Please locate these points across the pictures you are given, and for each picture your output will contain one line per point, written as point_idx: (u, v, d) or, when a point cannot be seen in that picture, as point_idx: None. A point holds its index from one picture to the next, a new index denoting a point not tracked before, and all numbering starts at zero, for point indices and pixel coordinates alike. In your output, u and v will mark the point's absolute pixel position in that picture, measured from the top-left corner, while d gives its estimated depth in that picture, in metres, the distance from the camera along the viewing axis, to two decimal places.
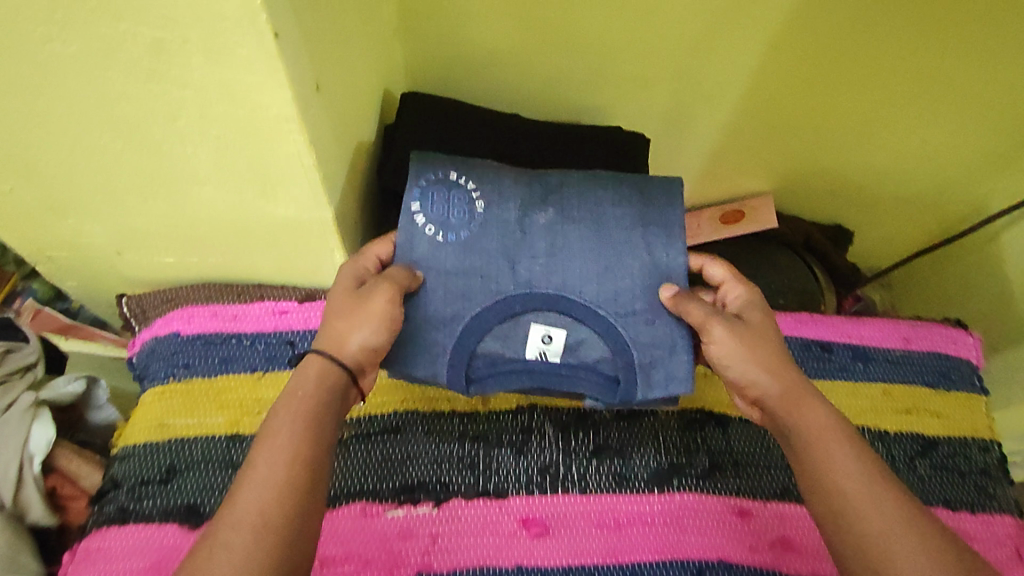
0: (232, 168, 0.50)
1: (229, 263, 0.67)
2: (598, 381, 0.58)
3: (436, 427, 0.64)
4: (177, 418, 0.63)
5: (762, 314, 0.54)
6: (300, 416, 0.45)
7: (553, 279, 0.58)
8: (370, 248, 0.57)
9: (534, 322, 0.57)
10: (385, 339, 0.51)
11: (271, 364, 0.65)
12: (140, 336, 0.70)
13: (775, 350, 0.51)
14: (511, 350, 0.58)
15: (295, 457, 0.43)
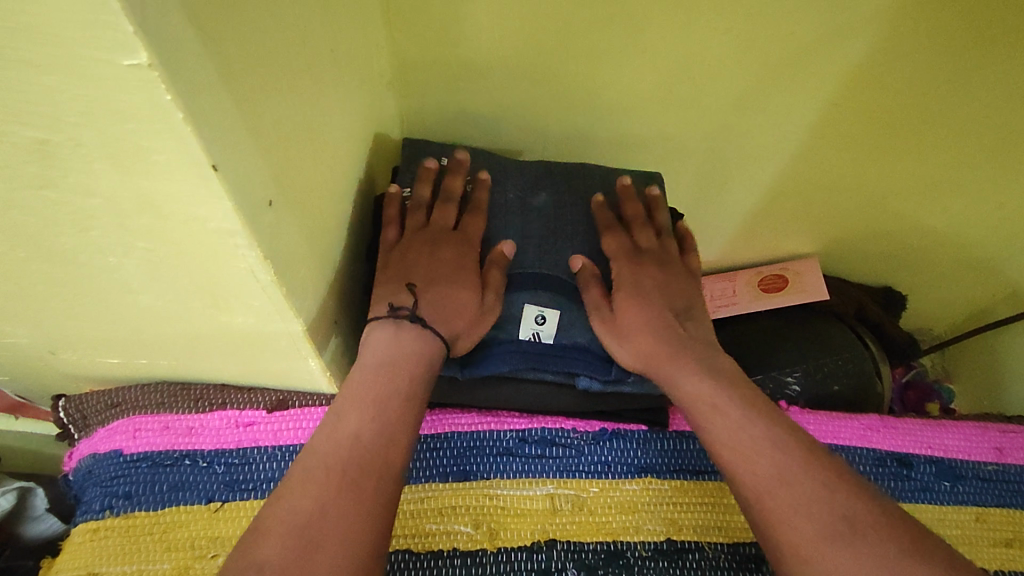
0: (171, 278, 0.40)
1: (182, 365, 0.55)
2: (592, 361, 0.56)
3: (433, 572, 0.51)
4: (111, 565, 0.51)
5: (638, 296, 0.56)
6: (410, 381, 0.49)
7: (546, 259, 0.58)
8: (438, 211, 0.57)
9: (526, 303, 0.56)
10: (469, 306, 0.53)
11: (231, 492, 0.53)
12: (78, 448, 0.58)
13: (648, 333, 0.54)
14: (502, 332, 0.55)
15: (404, 421, 0.48)
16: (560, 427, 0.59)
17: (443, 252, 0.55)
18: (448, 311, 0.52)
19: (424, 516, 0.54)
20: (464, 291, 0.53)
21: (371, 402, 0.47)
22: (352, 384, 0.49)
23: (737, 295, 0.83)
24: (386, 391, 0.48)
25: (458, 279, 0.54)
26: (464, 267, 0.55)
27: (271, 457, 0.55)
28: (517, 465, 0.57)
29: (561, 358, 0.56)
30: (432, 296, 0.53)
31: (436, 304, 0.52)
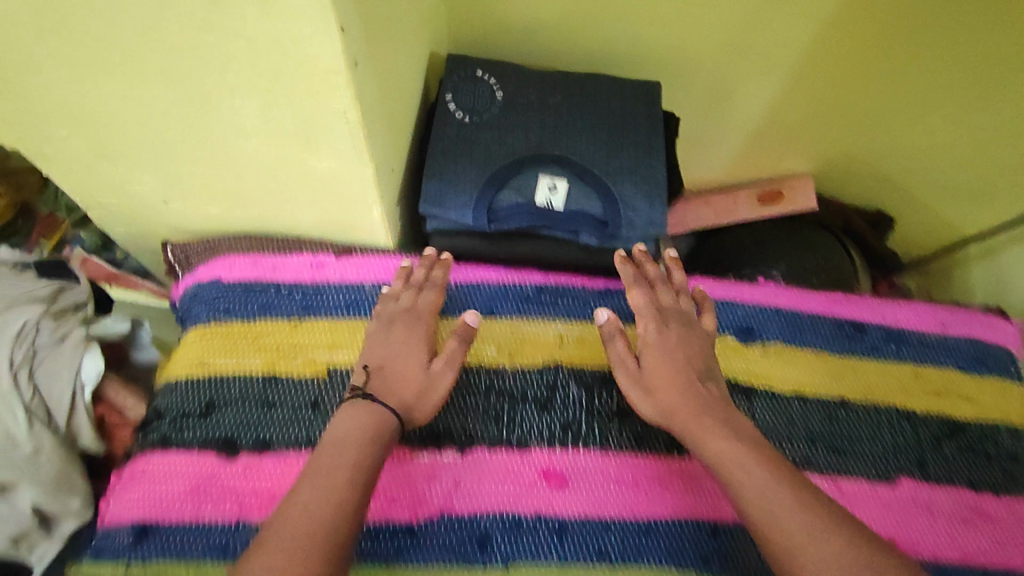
0: (280, 118, 0.53)
1: (270, 214, 0.69)
2: (590, 225, 0.65)
3: (463, 380, 0.65)
4: (216, 358, 0.65)
5: (662, 350, 0.57)
6: (362, 450, 0.51)
7: (560, 145, 0.67)
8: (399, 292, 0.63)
9: (541, 174, 0.65)
10: (417, 373, 0.57)
11: (307, 312, 0.67)
12: (183, 281, 0.73)
13: (672, 390, 0.55)
14: (522, 197, 0.65)
15: (354, 485, 0.48)
16: (571, 282, 0.70)
17: (401, 329, 0.60)
18: (400, 384, 0.56)
19: None
20: (412, 361, 0.58)
21: (319, 474, 0.48)
22: (316, 453, 0.51)
23: (737, 207, 0.92)
24: (342, 459, 0.50)
25: (411, 353, 0.58)
26: (415, 342, 0.59)
27: (338, 290, 0.69)
28: (535, 308, 0.69)
29: (568, 221, 0.64)
30: (386, 371, 0.56)
31: (387, 377, 0.56)
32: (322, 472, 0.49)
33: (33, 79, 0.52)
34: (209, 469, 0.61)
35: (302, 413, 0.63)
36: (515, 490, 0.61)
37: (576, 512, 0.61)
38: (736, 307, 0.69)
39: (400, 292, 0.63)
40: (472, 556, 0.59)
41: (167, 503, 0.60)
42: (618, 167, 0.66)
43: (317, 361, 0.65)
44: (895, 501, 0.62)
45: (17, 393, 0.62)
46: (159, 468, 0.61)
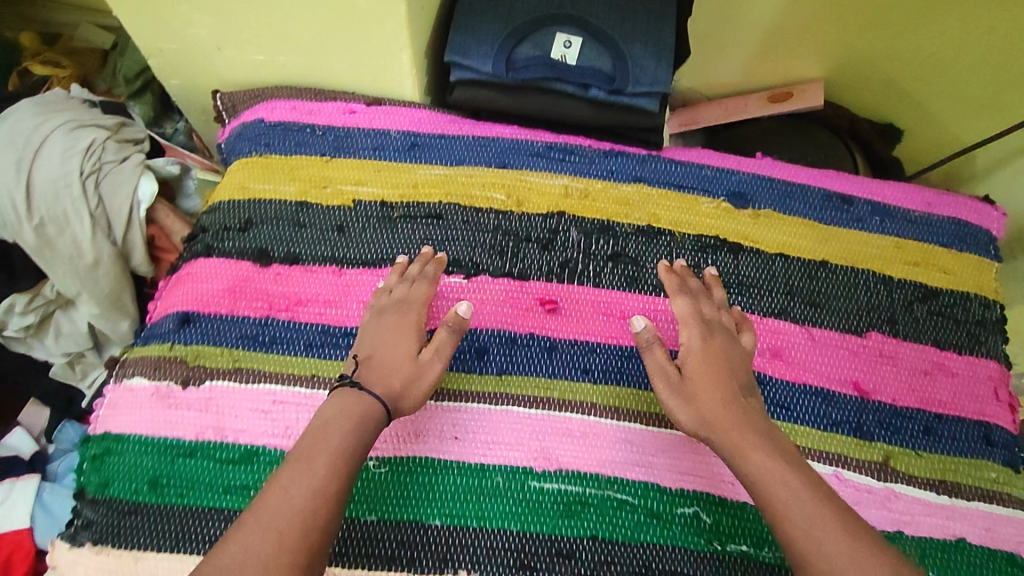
0: None
1: (311, 61, 0.76)
2: (599, 77, 0.71)
3: (474, 219, 0.72)
4: (256, 183, 0.73)
5: (704, 359, 0.60)
6: (346, 435, 0.53)
7: (578, 7, 0.72)
8: (394, 283, 0.65)
9: (558, 31, 0.71)
10: (405, 364, 0.59)
11: (337, 152, 0.74)
12: (230, 124, 0.80)
13: (714, 401, 0.57)
14: (539, 51, 0.71)
15: (335, 471, 0.51)
16: (579, 143, 0.76)
17: (393, 320, 0.62)
18: (390, 375, 0.58)
19: (472, 185, 0.73)
20: (402, 350, 0.60)
21: (304, 458, 0.51)
22: (308, 435, 0.54)
23: (748, 105, 0.97)
24: (328, 443, 0.52)
25: (401, 347, 0.60)
26: (404, 330, 0.62)
27: (366, 135, 0.75)
28: (544, 163, 0.75)
29: (580, 72, 0.71)
30: (375, 361, 0.60)
31: (377, 370, 0.59)
32: (307, 457, 0.51)
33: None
34: (245, 274, 0.68)
35: (328, 234, 0.70)
36: (513, 313, 0.68)
37: (567, 335, 0.67)
38: (732, 175, 0.75)
39: (394, 285, 0.65)
40: (471, 363, 0.65)
41: (207, 298, 0.67)
42: (629, 30, 0.71)
43: (343, 192, 0.72)
44: (862, 351, 0.67)
45: (86, 199, 0.72)
46: (203, 269, 0.68)
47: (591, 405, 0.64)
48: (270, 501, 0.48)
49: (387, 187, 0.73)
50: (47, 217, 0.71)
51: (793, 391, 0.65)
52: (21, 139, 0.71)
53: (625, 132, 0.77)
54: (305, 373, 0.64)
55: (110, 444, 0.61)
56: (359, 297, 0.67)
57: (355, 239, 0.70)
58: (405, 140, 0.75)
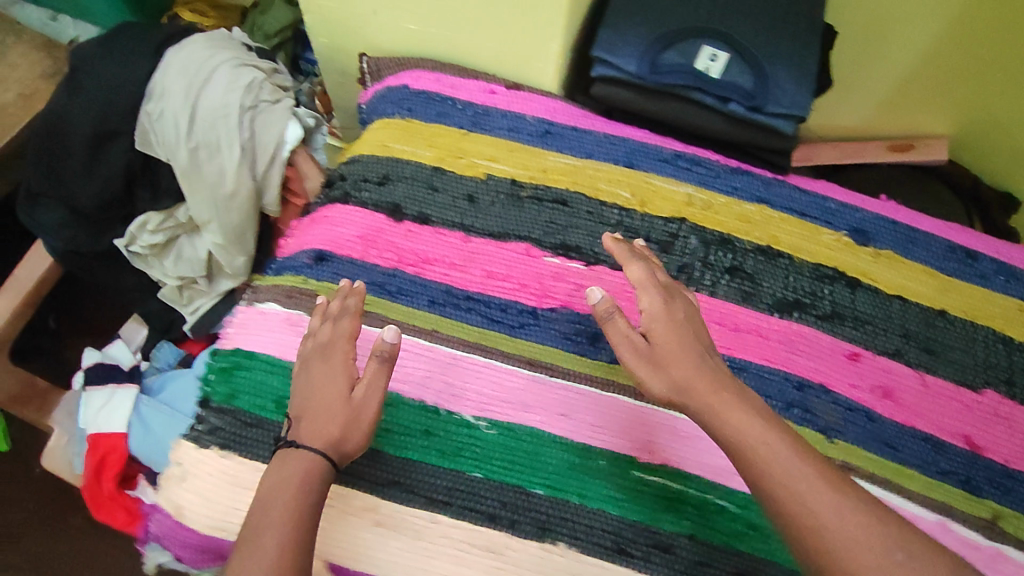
0: None
1: (459, 39, 0.79)
2: (739, 93, 0.72)
3: (599, 211, 0.74)
4: (397, 143, 0.76)
5: (669, 322, 0.53)
6: (290, 502, 0.50)
7: (725, 23, 0.73)
8: (316, 324, 0.60)
9: (704, 44, 0.73)
10: (336, 402, 0.54)
11: (475, 127, 0.78)
12: (373, 87, 0.84)
13: (688, 364, 0.51)
14: (684, 59, 0.73)
15: (286, 544, 0.48)
16: (706, 156, 0.77)
17: (319, 364, 0.57)
18: (325, 424, 0.53)
19: (599, 179, 0.76)
20: (331, 390, 0.55)
21: (252, 536, 0.48)
22: (251, 513, 0.50)
23: (867, 150, 0.97)
24: (271, 517, 0.49)
25: (328, 391, 0.55)
26: (332, 374, 0.56)
27: (503, 116, 0.78)
28: (670, 169, 0.77)
29: (722, 85, 0.72)
30: (308, 416, 0.54)
31: (312, 427, 0.54)
32: (251, 539, 0.48)
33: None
34: (379, 225, 0.71)
35: (459, 202, 0.73)
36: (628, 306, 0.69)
37: None
38: (855, 212, 0.76)
39: (317, 327, 0.60)
40: (585, 346, 0.66)
41: (341, 241, 0.70)
42: (776, 52, 0.72)
43: (476, 165, 0.75)
44: (976, 406, 0.66)
45: (239, 131, 0.77)
46: (338, 214, 0.72)
47: None
48: None
49: (518, 167, 0.76)
50: (202, 142, 0.77)
51: (901, 433, 0.64)
52: (199, 69, 0.76)
53: (753, 151, 0.78)
54: (428, 327, 0.66)
55: (240, 359, 0.64)
56: (482, 266, 0.70)
57: (484, 211, 0.73)
58: (540, 127, 0.78)
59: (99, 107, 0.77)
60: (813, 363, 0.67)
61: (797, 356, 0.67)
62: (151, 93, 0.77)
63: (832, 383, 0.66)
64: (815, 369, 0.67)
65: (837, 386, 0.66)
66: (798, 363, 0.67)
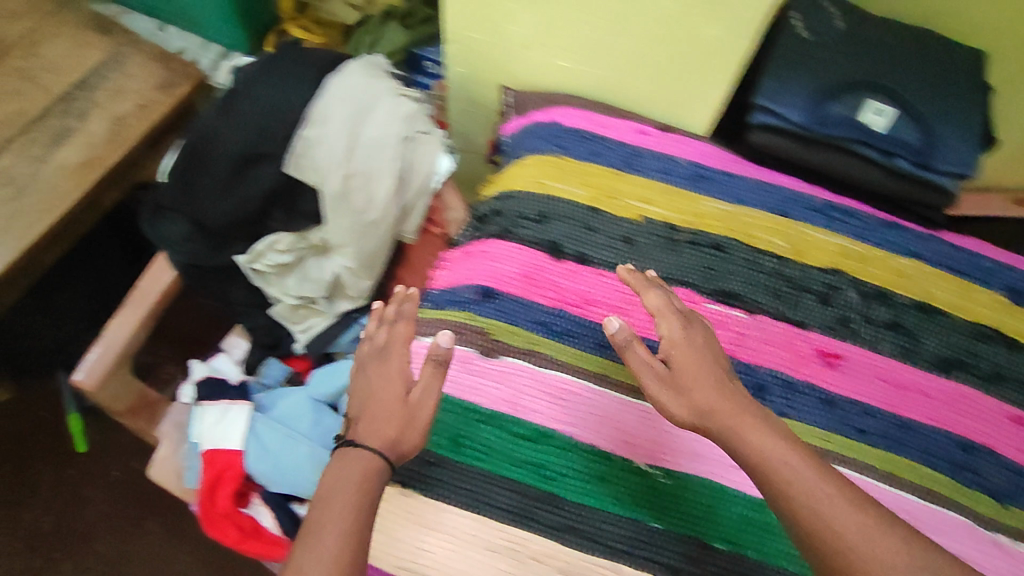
0: None
1: (613, 79, 0.79)
2: (906, 149, 0.72)
3: (756, 259, 0.74)
4: (551, 181, 0.76)
5: (690, 349, 0.53)
6: (350, 500, 0.52)
7: (891, 77, 0.72)
8: (376, 330, 0.66)
9: (870, 99, 0.72)
10: (393, 402, 0.59)
11: (628, 167, 0.78)
12: (516, 121, 0.84)
13: (704, 387, 0.51)
14: (849, 113, 0.72)
15: (347, 540, 0.50)
16: (857, 208, 0.78)
17: (376, 367, 0.62)
18: (382, 426, 0.57)
19: (753, 227, 0.76)
20: (389, 392, 0.60)
21: (315, 531, 0.50)
22: (313, 508, 0.53)
23: (991, 204, 0.97)
24: (331, 514, 0.51)
25: (387, 396, 0.59)
26: (391, 377, 0.61)
27: (655, 158, 0.79)
28: (822, 220, 0.77)
29: (889, 140, 0.72)
30: (367, 416, 0.59)
31: (370, 426, 0.58)
32: (311, 535, 0.50)
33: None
34: (539, 262, 0.72)
35: (616, 243, 0.73)
36: (792, 357, 0.70)
37: (841, 391, 0.69)
38: (1009, 271, 0.77)
39: (375, 331, 0.66)
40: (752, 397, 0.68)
41: (503, 277, 0.71)
42: (943, 108, 0.72)
43: (631, 207, 0.75)
44: None
45: (398, 162, 0.77)
46: (498, 251, 0.73)
47: (869, 467, 0.65)
48: None
49: (674, 211, 0.76)
50: (358, 171, 0.77)
51: None
52: (363, 98, 0.76)
53: (907, 205, 0.78)
54: (597, 369, 0.67)
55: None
56: None
57: (642, 253, 0.73)
58: (692, 171, 0.78)
59: (254, 131, 0.78)
60: (980, 425, 0.68)
61: (962, 418, 0.68)
62: (310, 118, 0.76)
63: (999, 446, 0.67)
64: (981, 432, 0.68)
65: (1005, 449, 0.67)
66: (964, 424, 0.68)
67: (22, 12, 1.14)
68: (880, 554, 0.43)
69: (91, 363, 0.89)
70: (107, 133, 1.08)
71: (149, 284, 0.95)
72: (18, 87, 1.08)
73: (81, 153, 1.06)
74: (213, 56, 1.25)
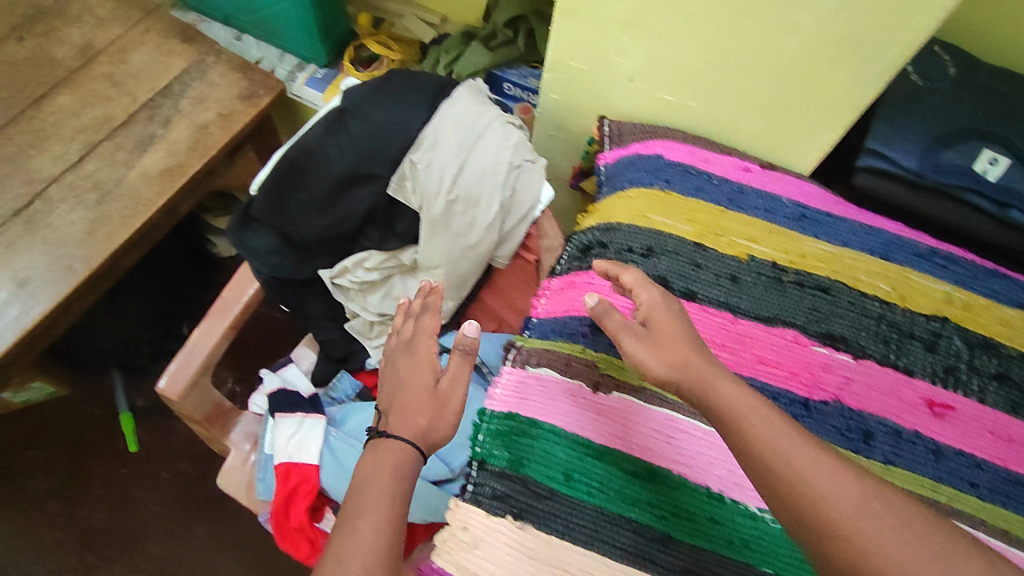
0: (832, 27, 0.64)
1: (719, 116, 0.80)
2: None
3: (861, 302, 0.74)
4: (657, 215, 0.76)
5: (667, 314, 0.58)
6: (386, 488, 0.64)
7: (1007, 126, 0.74)
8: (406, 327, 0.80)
9: (986, 148, 0.73)
10: (419, 388, 0.72)
11: (732, 204, 0.78)
12: (615, 151, 0.84)
13: (678, 348, 0.55)
14: (965, 161, 0.73)
15: (382, 526, 0.61)
16: (961, 255, 0.78)
17: (405, 360, 0.76)
18: (414, 416, 0.70)
19: (858, 270, 0.76)
20: (416, 382, 0.73)
21: (353, 518, 0.61)
22: (351, 499, 0.63)
23: None
24: (368, 502, 0.62)
25: (417, 383, 0.73)
26: (416, 369, 0.75)
27: (759, 196, 0.79)
28: (927, 266, 0.77)
29: (1007, 191, 0.72)
30: (397, 408, 0.72)
31: (401, 416, 0.71)
32: (353, 511, 0.62)
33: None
34: None
35: (723, 281, 0.74)
36: (898, 405, 0.69)
37: (949, 442, 0.67)
38: None
39: (401, 325, 0.80)
40: (859, 445, 0.67)
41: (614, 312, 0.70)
42: None
43: (736, 244, 0.76)
44: None
45: (503, 189, 0.77)
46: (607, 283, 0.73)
47: (980, 521, 0.64)
48: (346, 564, 0.58)
49: (778, 250, 0.76)
50: (462, 196, 0.77)
51: None
52: (474, 126, 0.77)
53: (1014, 256, 0.78)
54: None
55: (521, 426, 0.66)
56: (754, 350, 0.71)
57: (749, 292, 0.73)
58: (796, 210, 0.78)
59: (361, 151, 0.78)
60: None
61: None
62: (419, 142, 0.77)
63: None
64: None
65: None
66: None
67: (109, 20, 1.16)
68: (840, 503, 0.43)
69: (172, 372, 0.90)
70: (189, 141, 1.08)
71: (231, 294, 0.96)
72: (107, 94, 1.10)
73: (164, 160, 1.06)
74: (288, 67, 1.27)
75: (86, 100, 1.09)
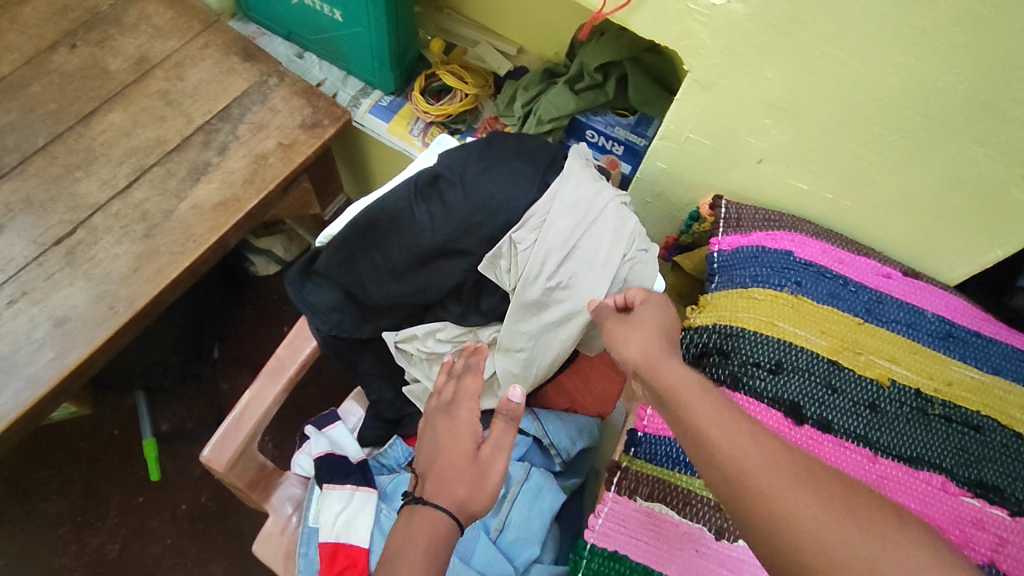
0: None
1: (858, 212, 0.72)
2: None
3: (1014, 445, 0.63)
4: (786, 323, 0.67)
5: (655, 312, 0.61)
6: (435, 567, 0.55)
7: None
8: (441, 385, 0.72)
9: None
10: (457, 453, 0.63)
11: (870, 316, 0.69)
12: (734, 238, 0.74)
13: (647, 335, 0.58)
14: None
15: None
16: None
17: (443, 423, 0.67)
18: (451, 484, 0.61)
19: (1011, 404, 0.66)
20: (456, 449, 0.64)
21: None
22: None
23: None
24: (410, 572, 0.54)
25: (456, 446, 0.64)
26: (458, 434, 0.65)
27: (899, 307, 0.70)
28: None
29: None
30: (434, 473, 0.63)
31: (437, 483, 0.62)
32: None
33: (837, 22, 0.56)
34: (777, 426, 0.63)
35: (860, 410, 0.64)
36: None
37: None
38: None
39: (442, 385, 0.72)
40: None
41: None
42: None
43: (876, 365, 0.66)
44: None
45: (613, 282, 0.68)
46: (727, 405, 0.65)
47: None
48: None
49: (922, 375, 0.66)
50: (564, 283, 0.68)
51: None
52: (587, 214, 0.68)
53: None
54: None
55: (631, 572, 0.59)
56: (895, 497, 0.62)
57: (888, 425, 0.64)
58: (941, 327, 0.69)
59: (456, 222, 0.70)
60: None
61: None
62: (525, 220, 0.69)
63: None
64: None
65: None
66: None
67: (168, 31, 1.08)
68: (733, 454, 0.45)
69: (219, 441, 0.82)
70: (246, 172, 1.00)
71: (287, 352, 0.88)
72: (161, 114, 1.02)
73: (217, 193, 0.98)
74: (352, 91, 1.18)
75: (138, 119, 1.01)
